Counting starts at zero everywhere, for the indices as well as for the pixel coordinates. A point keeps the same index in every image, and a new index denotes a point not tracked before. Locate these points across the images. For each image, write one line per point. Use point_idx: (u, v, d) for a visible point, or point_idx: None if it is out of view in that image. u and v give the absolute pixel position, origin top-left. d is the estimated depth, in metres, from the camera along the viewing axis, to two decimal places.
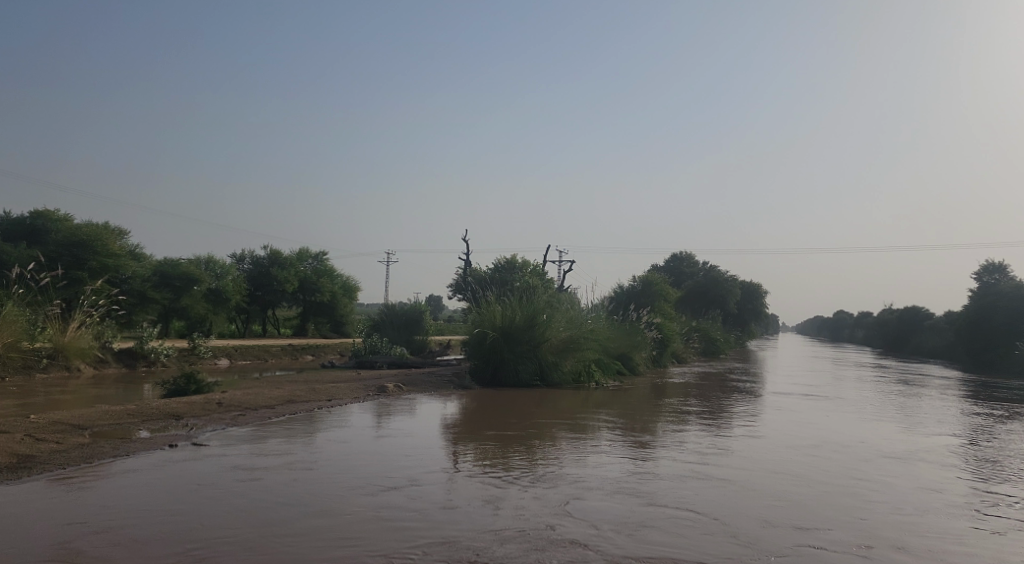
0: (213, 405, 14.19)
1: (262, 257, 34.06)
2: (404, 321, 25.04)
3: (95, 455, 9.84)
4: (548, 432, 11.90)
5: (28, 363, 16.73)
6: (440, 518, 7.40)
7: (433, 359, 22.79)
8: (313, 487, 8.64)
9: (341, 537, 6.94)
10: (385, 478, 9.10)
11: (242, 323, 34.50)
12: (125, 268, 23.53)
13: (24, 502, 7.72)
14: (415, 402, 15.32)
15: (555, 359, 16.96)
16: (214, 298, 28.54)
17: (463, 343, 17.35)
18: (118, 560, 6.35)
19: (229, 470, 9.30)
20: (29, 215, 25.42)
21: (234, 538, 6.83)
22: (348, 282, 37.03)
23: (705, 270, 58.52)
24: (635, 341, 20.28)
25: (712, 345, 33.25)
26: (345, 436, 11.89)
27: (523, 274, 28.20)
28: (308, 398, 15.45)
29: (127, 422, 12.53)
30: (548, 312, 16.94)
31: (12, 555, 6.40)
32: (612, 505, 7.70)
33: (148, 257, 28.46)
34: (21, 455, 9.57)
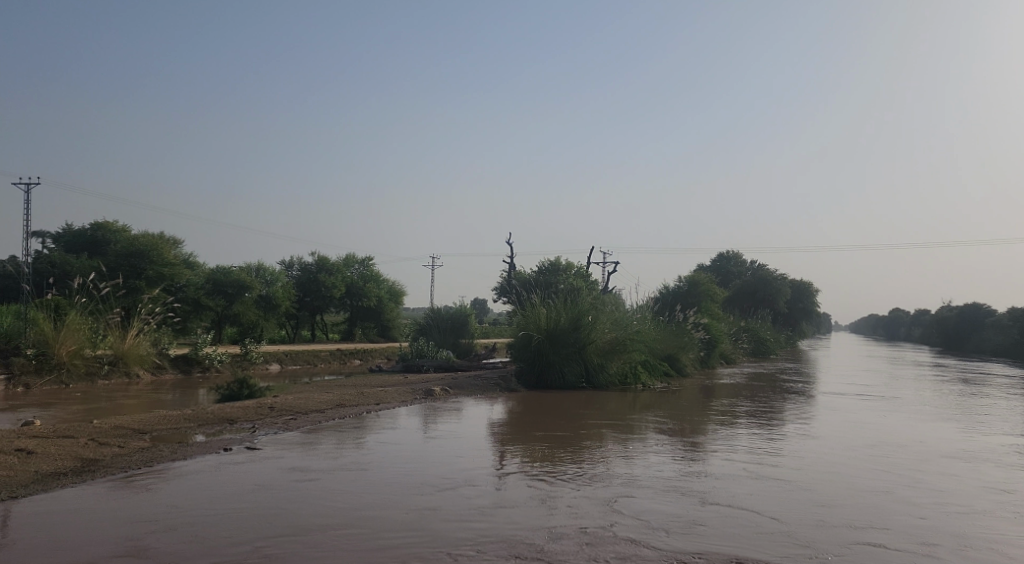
0: (265, 409, 14.53)
1: (310, 263, 34.65)
2: (450, 325, 25.27)
3: (156, 459, 10.17)
4: (598, 433, 11.95)
5: (90, 369, 17.38)
6: (494, 517, 7.54)
7: (479, 362, 23.00)
8: (370, 487, 8.84)
9: (400, 534, 7.10)
10: (437, 479, 9.26)
11: (291, 329, 35.14)
12: (180, 276, 24.24)
13: (91, 503, 8.02)
14: (463, 405, 15.49)
15: (601, 361, 16.98)
16: (264, 304, 29.15)
17: (508, 346, 17.48)
18: (187, 556, 6.59)
19: (285, 472, 9.55)
20: (89, 227, 26.28)
21: (294, 536, 7.03)
22: (394, 287, 37.45)
23: (754, 270, 57.81)
24: (682, 342, 20.19)
25: (761, 345, 32.90)
26: (397, 439, 12.08)
27: (567, 276, 28.24)
28: (357, 402, 15.73)
29: (184, 426, 12.91)
30: (593, 313, 16.98)
31: (84, 552, 6.67)
32: (665, 505, 7.75)
33: (201, 266, 29.19)
34: (86, 458, 9.95)
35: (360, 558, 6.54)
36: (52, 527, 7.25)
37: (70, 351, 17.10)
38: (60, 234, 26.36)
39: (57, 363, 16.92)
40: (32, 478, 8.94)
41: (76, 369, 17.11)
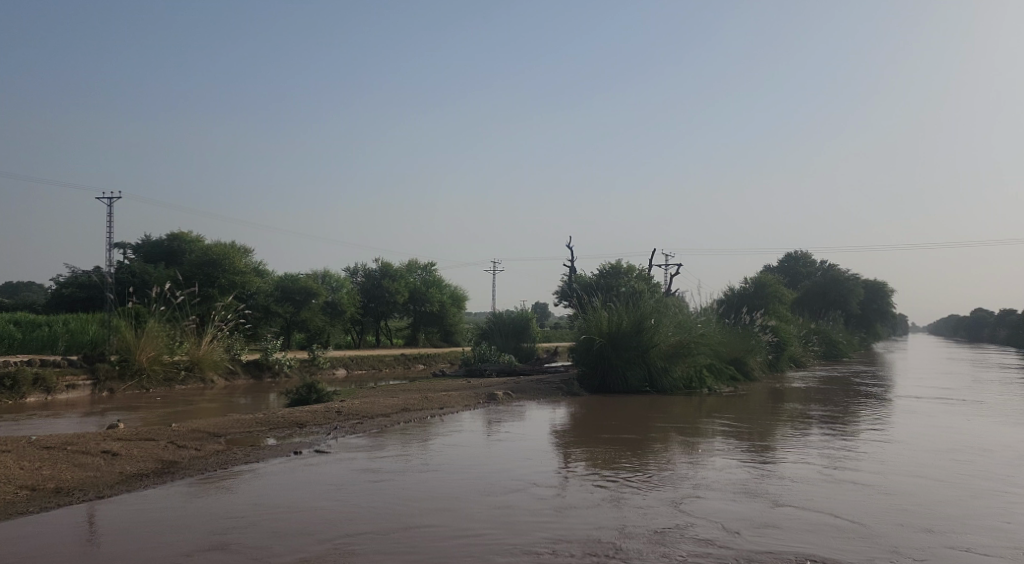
0: (333, 413, 14.89)
1: (374, 270, 35.28)
2: (512, 329, 25.41)
3: (230, 461, 10.51)
4: (665, 437, 11.91)
5: (169, 375, 18.06)
6: (565, 518, 7.61)
7: (541, 366, 23.08)
8: (441, 488, 9.01)
9: (474, 531, 7.25)
10: (506, 481, 9.38)
11: (357, 334, 35.81)
12: (251, 284, 25.01)
13: (172, 503, 8.35)
14: (526, 410, 15.58)
15: (665, 365, 16.86)
16: (331, 310, 29.82)
17: (570, 350, 17.52)
18: (268, 550, 6.84)
19: (355, 473, 9.78)
20: (166, 238, 27.32)
21: (369, 533, 7.21)
22: (456, 292, 37.84)
23: (823, 269, 56.56)
24: (748, 345, 19.91)
25: (833, 348, 32.20)
26: (463, 442, 12.23)
27: (628, 278, 28.15)
28: (421, 406, 15.96)
29: (256, 430, 13.31)
30: (656, 317, 16.89)
31: (168, 547, 6.97)
32: (736, 506, 7.73)
33: (270, 274, 30.03)
34: (166, 460, 10.35)
35: (436, 553, 6.71)
36: (136, 525, 7.55)
37: (149, 357, 17.79)
38: (139, 244, 27.48)
39: (138, 368, 17.64)
40: (118, 478, 9.34)
41: (156, 374, 17.79)
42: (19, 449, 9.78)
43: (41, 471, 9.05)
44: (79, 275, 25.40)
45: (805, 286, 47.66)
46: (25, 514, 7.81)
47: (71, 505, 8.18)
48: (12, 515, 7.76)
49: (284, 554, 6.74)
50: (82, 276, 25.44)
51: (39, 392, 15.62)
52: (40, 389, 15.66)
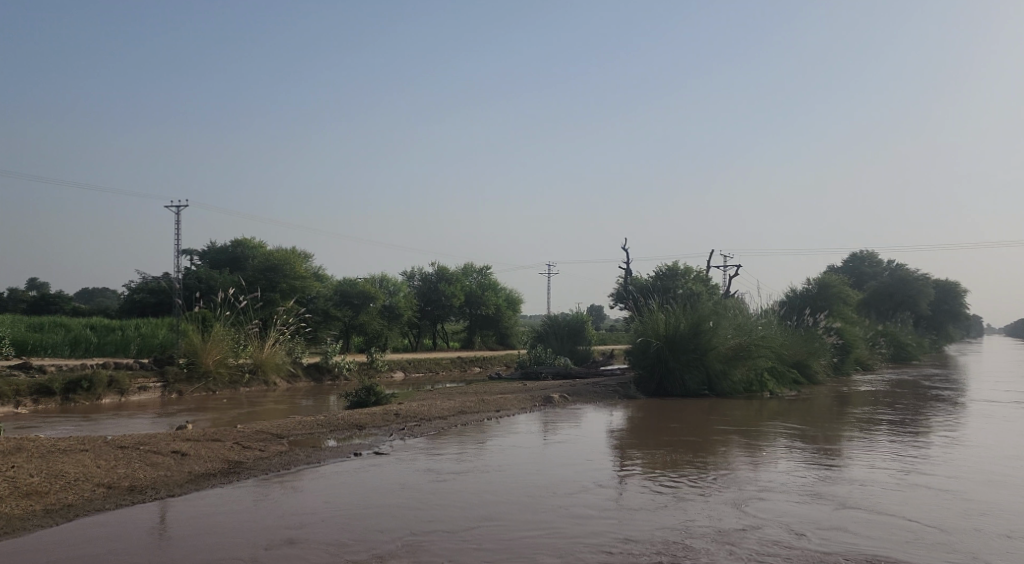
0: (392, 415, 15.10)
1: (430, 274, 35.66)
2: (568, 332, 25.39)
3: (293, 462, 10.75)
4: (726, 440, 11.78)
5: (234, 378, 18.58)
6: (628, 518, 7.61)
7: (597, 369, 23.00)
8: (502, 488, 9.09)
9: (535, 529, 7.31)
10: (566, 482, 9.40)
11: (414, 337, 36.23)
12: (311, 288, 25.55)
13: (238, 501, 8.56)
14: (583, 413, 15.53)
15: (724, 368, 16.64)
16: (388, 314, 30.23)
17: (627, 353, 17.43)
18: (336, 545, 6.99)
19: (416, 474, 9.91)
20: (230, 244, 28.10)
21: (433, 530, 7.31)
22: (511, 295, 37.96)
23: (890, 270, 55.19)
24: (811, 348, 19.54)
25: (901, 351, 31.37)
26: (521, 444, 12.31)
27: (686, 280, 27.88)
28: (477, 409, 16.04)
29: (317, 432, 13.56)
30: (715, 319, 16.68)
31: (237, 542, 7.16)
32: (802, 508, 7.62)
33: (329, 278, 30.60)
34: (232, 461, 10.64)
35: (500, 549, 6.78)
36: (206, 523, 7.75)
37: (215, 360, 18.31)
38: (205, 251, 28.33)
39: (205, 371, 18.16)
40: (188, 478, 9.63)
41: (221, 377, 18.30)
42: (94, 448, 10.14)
43: (116, 470, 9.37)
44: (149, 281, 26.29)
45: (871, 285, 46.47)
46: (101, 512, 8.07)
47: (143, 504, 8.43)
48: (88, 512, 8.03)
49: (351, 550, 6.86)
50: (152, 282, 26.32)
51: (112, 393, 16.19)
52: (113, 391, 16.22)
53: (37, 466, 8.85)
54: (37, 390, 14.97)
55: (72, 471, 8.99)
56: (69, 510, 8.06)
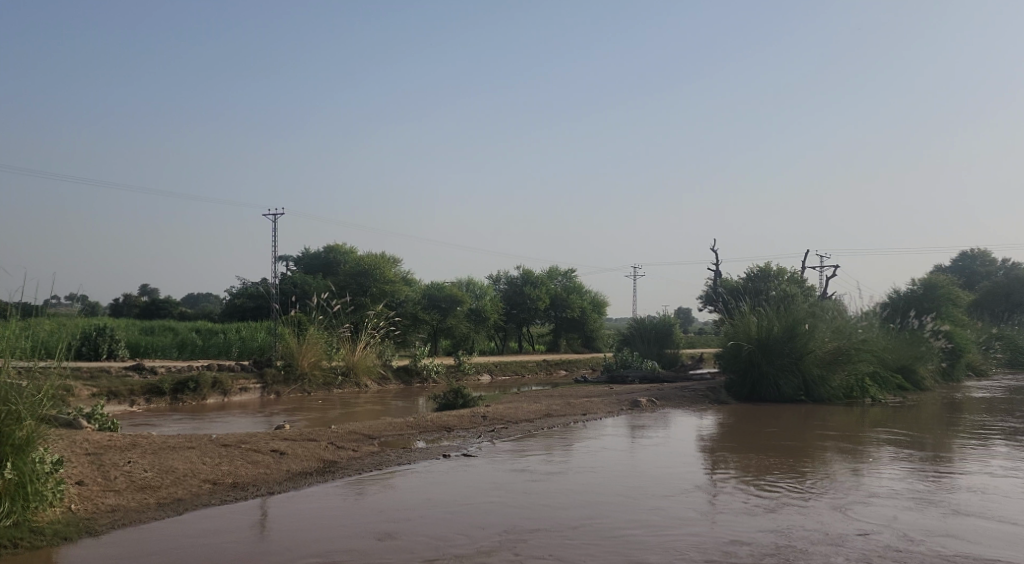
0: (479, 417, 15.24)
1: (516, 277, 35.83)
2: (655, 335, 25.04)
3: (384, 462, 10.98)
4: (826, 446, 11.43)
5: (328, 380, 19.14)
6: (729, 521, 7.50)
7: (686, 373, 22.60)
8: (596, 489, 9.08)
9: (633, 529, 7.29)
10: (660, 485, 9.32)
11: (500, 340, 36.49)
12: (400, 292, 26.15)
13: (335, 498, 8.77)
14: (672, 417, 15.29)
15: (822, 373, 16.10)
16: (475, 318, 30.51)
17: (717, 356, 17.06)
18: (435, 539, 7.11)
19: (509, 474, 9.98)
20: (323, 250, 28.98)
21: (530, 527, 7.36)
22: (597, 298, 37.71)
23: (1004, 270, 52.27)
24: (917, 352, 18.71)
25: (1018, 355, 29.69)
26: (610, 447, 12.23)
27: (779, 281, 27.15)
28: (564, 413, 15.99)
29: (407, 433, 13.80)
30: (811, 322, 16.15)
31: (337, 535, 7.35)
32: (913, 513, 7.37)
33: (416, 282, 31.13)
34: (327, 460, 10.93)
35: (599, 547, 6.79)
36: (304, 518, 7.97)
37: (310, 362, 18.93)
38: (299, 257, 29.29)
39: (301, 373, 18.76)
40: (286, 475, 9.94)
41: (315, 379, 18.86)
42: (201, 445, 10.58)
43: (221, 466, 9.76)
44: (249, 287, 27.35)
45: (985, 287, 44.21)
46: (207, 507, 8.41)
47: (246, 499, 8.75)
48: (196, 507, 8.37)
49: (450, 543, 6.97)
50: (251, 287, 27.36)
51: (217, 393, 16.88)
52: (217, 391, 16.91)
53: (149, 461, 9.29)
54: (149, 390, 15.73)
55: (181, 467, 9.41)
56: (179, 504, 8.43)
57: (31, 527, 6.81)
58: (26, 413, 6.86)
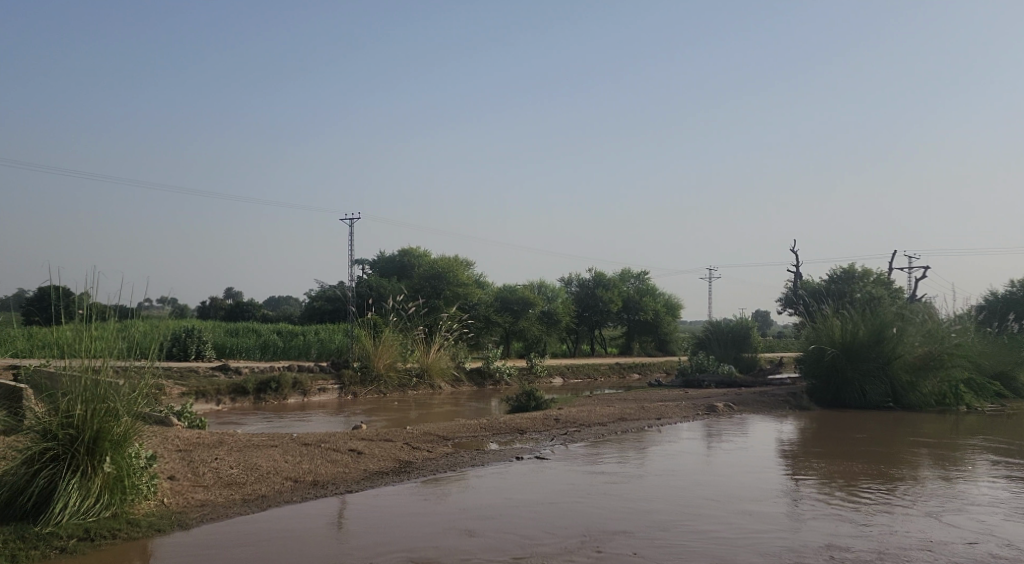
0: (552, 420, 15.17)
1: (588, 279, 35.65)
2: (732, 338, 24.51)
3: (458, 463, 11.03)
4: (917, 453, 10.99)
5: (402, 381, 19.38)
6: (821, 526, 7.27)
7: (764, 378, 22.03)
8: (674, 492, 8.95)
9: (717, 532, 7.16)
10: (741, 489, 9.12)
11: (572, 343, 36.38)
12: (473, 294, 26.38)
13: (412, 497, 8.85)
14: (751, 423, 14.92)
15: (911, 379, 15.51)
16: (547, 320, 30.47)
17: (798, 361, 16.59)
18: (516, 536, 7.11)
19: (586, 476, 9.92)
20: (398, 253, 29.42)
21: (611, 527, 7.31)
22: (670, 300, 37.19)
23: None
24: (1016, 358, 17.81)
25: None
26: (687, 452, 12.02)
27: (863, 283, 26.32)
28: (638, 416, 15.78)
29: (481, 435, 13.85)
30: (900, 325, 15.57)
31: (417, 531, 7.40)
32: (1016, 523, 7.04)
33: (489, 285, 31.29)
34: (402, 460, 11.04)
35: (683, 547, 6.69)
36: (384, 514, 8.06)
37: (386, 364, 19.23)
38: (374, 260, 29.77)
39: (377, 374, 19.07)
40: (363, 475, 10.07)
41: (391, 381, 19.14)
42: (283, 444, 10.83)
43: (302, 464, 9.96)
44: (327, 290, 27.97)
45: None
46: (290, 503, 8.58)
47: (326, 496, 8.90)
48: (279, 503, 8.55)
49: (534, 542, 6.95)
50: (328, 290, 27.96)
51: (296, 393, 17.28)
52: (297, 391, 17.33)
53: (235, 459, 9.54)
54: (234, 389, 16.19)
55: (265, 464, 9.63)
56: (262, 500, 8.62)
57: (128, 519, 7.05)
58: (123, 410, 7.13)
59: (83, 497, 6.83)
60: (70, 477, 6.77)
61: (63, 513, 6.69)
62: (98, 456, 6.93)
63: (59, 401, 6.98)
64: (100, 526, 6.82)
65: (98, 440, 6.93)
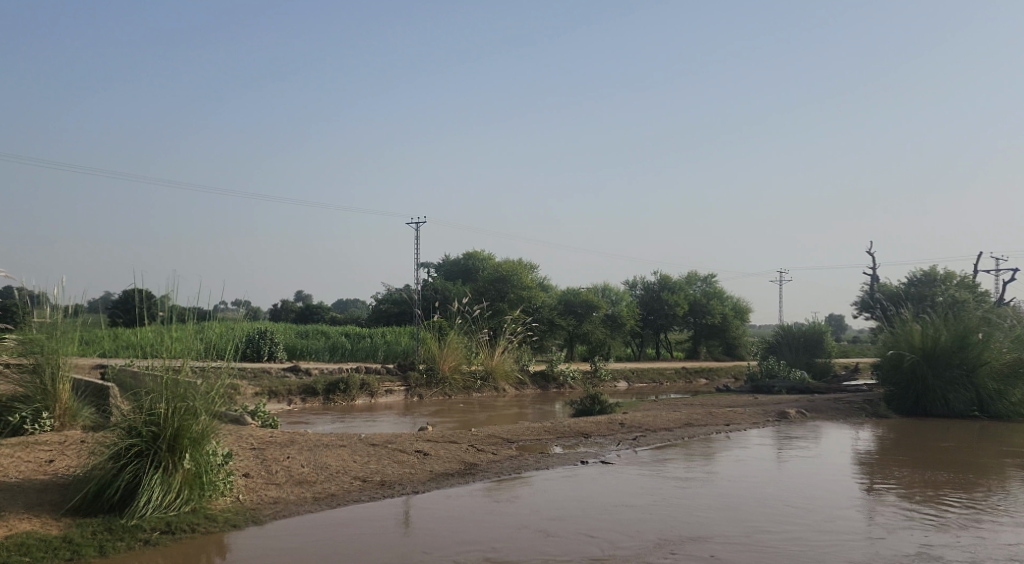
0: (618, 424, 14.98)
1: (653, 282, 35.27)
2: (804, 343, 23.85)
3: (523, 466, 10.95)
4: (1005, 464, 10.51)
5: (467, 384, 19.41)
6: (908, 535, 7.01)
7: (838, 384, 21.36)
8: (748, 497, 8.75)
9: (797, 538, 6.98)
10: (819, 496, 8.87)
11: (636, 346, 36.00)
12: (538, 298, 26.31)
13: (481, 497, 8.83)
14: (825, 430, 14.49)
15: (998, 387, 14.83)
16: (611, 323, 30.20)
17: (875, 367, 16.03)
18: (590, 536, 7.05)
19: (656, 479, 9.76)
20: (463, 256, 29.60)
21: (685, 530, 7.19)
22: (739, 304, 36.44)
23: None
24: None
25: None
26: (759, 457, 11.72)
27: (945, 287, 25.29)
28: (706, 422, 15.48)
29: (546, 438, 13.75)
30: (986, 331, 14.91)
31: (489, 530, 7.38)
32: None
33: (553, 288, 31.18)
34: (468, 462, 11.03)
35: (762, 552, 6.55)
36: (453, 514, 8.06)
37: (451, 366, 19.30)
38: (440, 263, 30.02)
39: (442, 377, 19.16)
40: (429, 475, 10.08)
41: (456, 383, 19.20)
42: (352, 444, 10.93)
43: (370, 465, 10.02)
44: (393, 292, 28.32)
45: None
46: (360, 501, 8.64)
47: (394, 496, 8.93)
48: (349, 502, 8.61)
49: (610, 542, 6.85)
50: (395, 292, 28.29)
51: (364, 395, 17.49)
52: (365, 393, 17.54)
53: (306, 457, 9.66)
54: (304, 390, 16.49)
55: (335, 464, 9.73)
56: (333, 498, 8.69)
57: (206, 514, 7.18)
58: (202, 409, 7.24)
59: (165, 492, 6.99)
60: (152, 473, 6.94)
61: (147, 507, 6.86)
62: (178, 453, 7.08)
63: (143, 399, 7.16)
64: (180, 520, 6.96)
65: (178, 438, 7.06)
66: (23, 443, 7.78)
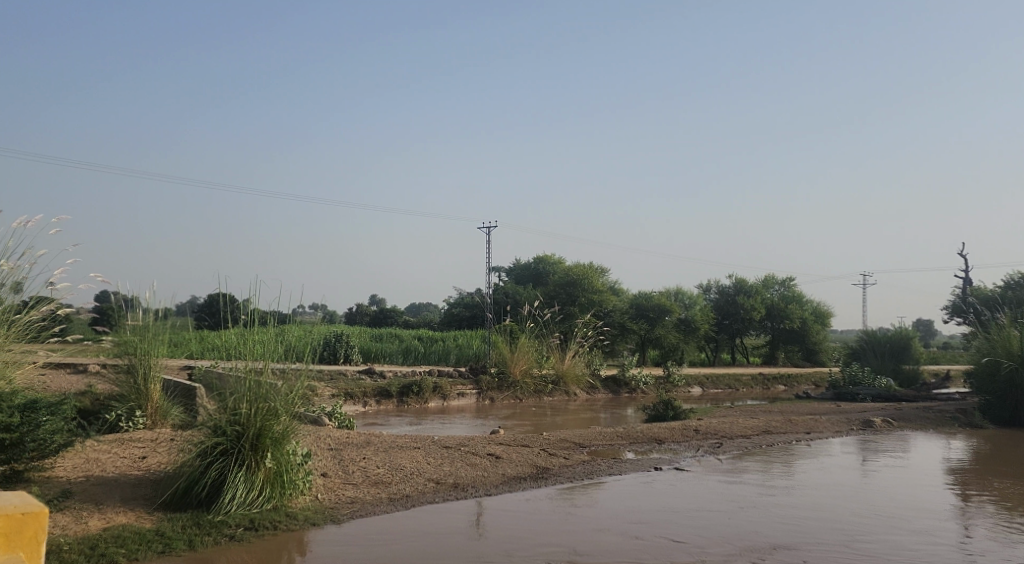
0: (693, 430, 14.68)
1: (728, 286, 34.58)
2: (889, 349, 22.96)
3: (596, 471, 10.83)
4: None
5: (538, 387, 19.36)
6: (1013, 548, 6.66)
7: (927, 393, 20.45)
8: (836, 505, 8.45)
9: (891, 548, 6.72)
10: (912, 506, 8.51)
11: (711, 351, 35.33)
12: (609, 301, 26.09)
13: (559, 500, 8.76)
14: (913, 439, 13.89)
15: None
16: (685, 327, 29.69)
17: (968, 375, 15.31)
18: (675, 540, 6.91)
19: (738, 486, 9.52)
20: (533, 261, 29.62)
21: (773, 537, 6.99)
22: (819, 308, 35.36)
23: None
24: None
25: None
26: (844, 466, 11.31)
27: None
28: (786, 430, 15.03)
29: (618, 444, 13.57)
30: None
31: (569, 532, 7.30)
32: None
33: (625, 291, 30.90)
34: (540, 466, 10.97)
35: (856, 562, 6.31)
36: (530, 516, 8.01)
37: (522, 370, 19.28)
38: (511, 268, 30.12)
39: (513, 380, 19.18)
40: (502, 479, 10.07)
41: (528, 386, 19.17)
42: (425, 446, 10.99)
43: (443, 467, 10.07)
44: (465, 296, 28.54)
45: None
46: (435, 503, 8.69)
47: (467, 498, 8.95)
48: (424, 503, 8.66)
49: (697, 548, 6.70)
50: (466, 296, 28.50)
51: (437, 397, 17.61)
52: (437, 395, 17.67)
53: (381, 458, 9.75)
54: (379, 392, 16.73)
55: (409, 465, 9.81)
56: (408, 499, 8.75)
57: (287, 511, 7.32)
58: (283, 409, 7.37)
59: (248, 489, 7.16)
60: (237, 470, 7.12)
61: (232, 503, 7.05)
62: (261, 452, 7.24)
63: (227, 400, 7.33)
64: (263, 517, 7.11)
65: (261, 437, 7.21)
66: (118, 440, 8.08)
